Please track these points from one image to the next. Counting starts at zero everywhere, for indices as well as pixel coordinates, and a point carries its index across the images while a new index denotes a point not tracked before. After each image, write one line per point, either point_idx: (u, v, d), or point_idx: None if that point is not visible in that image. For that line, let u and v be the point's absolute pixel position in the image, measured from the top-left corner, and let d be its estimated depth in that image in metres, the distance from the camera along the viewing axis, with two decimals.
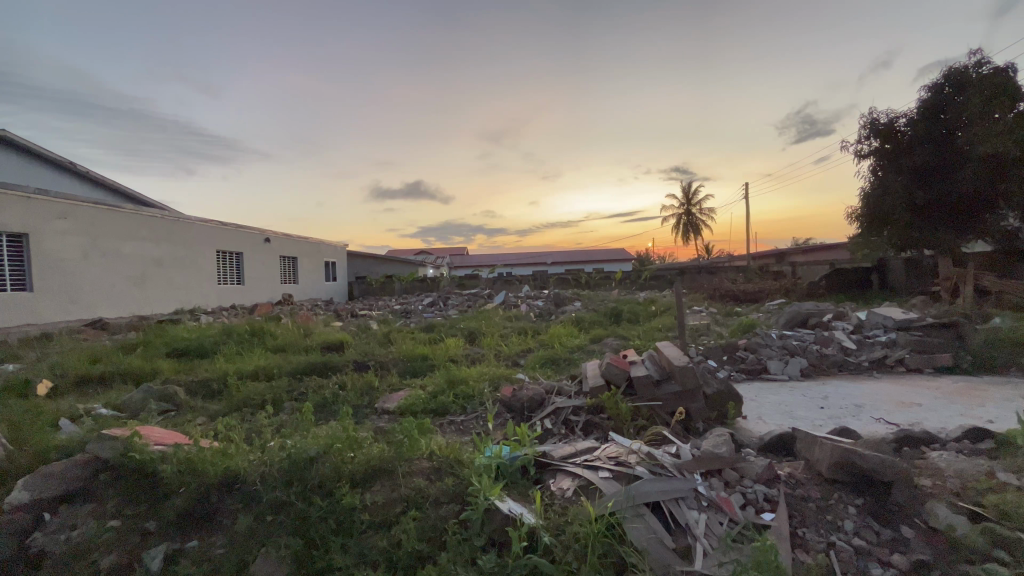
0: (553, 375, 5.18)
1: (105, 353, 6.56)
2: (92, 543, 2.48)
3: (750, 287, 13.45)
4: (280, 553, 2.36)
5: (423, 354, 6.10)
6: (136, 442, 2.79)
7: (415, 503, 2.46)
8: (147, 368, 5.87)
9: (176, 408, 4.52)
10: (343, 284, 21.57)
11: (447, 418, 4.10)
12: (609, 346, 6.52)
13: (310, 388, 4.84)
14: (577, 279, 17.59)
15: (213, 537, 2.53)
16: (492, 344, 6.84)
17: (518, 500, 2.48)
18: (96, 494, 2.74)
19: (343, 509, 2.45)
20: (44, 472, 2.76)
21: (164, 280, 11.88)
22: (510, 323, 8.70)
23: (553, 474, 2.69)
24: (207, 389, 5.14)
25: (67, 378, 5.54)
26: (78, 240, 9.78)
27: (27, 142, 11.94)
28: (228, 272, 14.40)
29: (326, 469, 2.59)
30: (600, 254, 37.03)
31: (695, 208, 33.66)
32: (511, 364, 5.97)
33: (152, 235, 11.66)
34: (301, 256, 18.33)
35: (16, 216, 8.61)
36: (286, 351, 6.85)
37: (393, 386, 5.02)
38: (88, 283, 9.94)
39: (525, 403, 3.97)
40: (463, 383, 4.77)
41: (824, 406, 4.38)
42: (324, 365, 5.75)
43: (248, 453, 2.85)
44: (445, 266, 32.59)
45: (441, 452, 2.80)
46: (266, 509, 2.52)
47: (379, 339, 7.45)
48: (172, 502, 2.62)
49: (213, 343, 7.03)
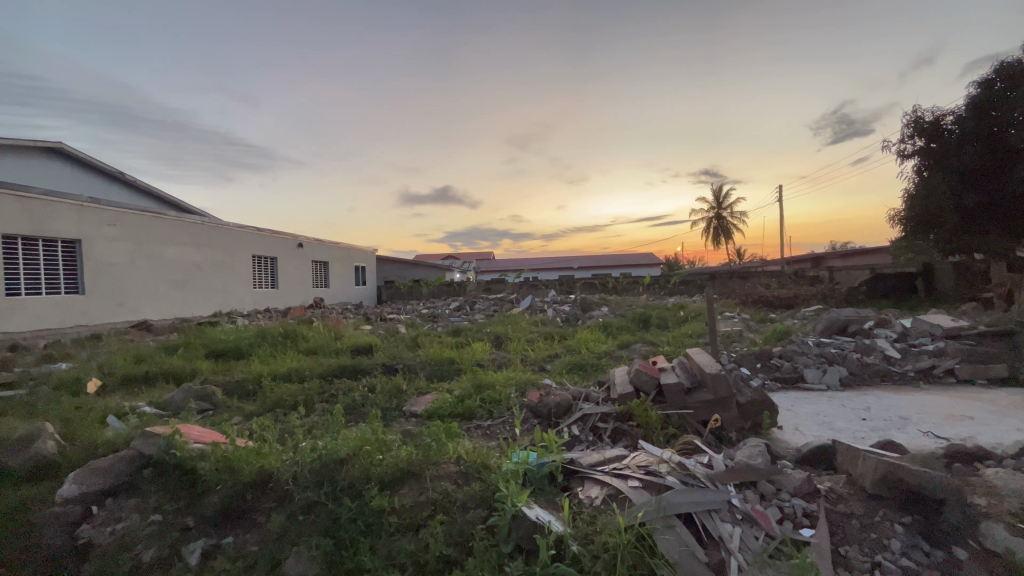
0: (580, 381, 5.11)
1: (150, 353, 6.88)
2: (134, 536, 2.58)
3: (784, 293, 13.04)
4: (312, 552, 2.40)
5: (451, 359, 6.14)
6: (177, 439, 2.91)
7: (443, 507, 2.47)
8: (187, 368, 6.12)
9: (213, 408, 4.68)
10: (373, 288, 21.98)
11: (473, 422, 4.09)
12: (638, 352, 6.40)
13: (341, 391, 4.94)
14: (604, 284, 17.44)
15: (248, 534, 2.59)
16: (518, 349, 6.84)
17: (546, 507, 2.45)
18: (139, 489, 2.85)
19: (371, 511, 2.47)
20: (93, 466, 2.90)
21: (203, 283, 12.37)
22: (537, 327, 8.67)
23: (582, 482, 2.65)
24: (243, 389, 5.31)
25: (115, 377, 5.84)
26: (125, 246, 10.30)
27: (82, 155, 12.70)
28: (262, 276, 14.89)
29: (356, 470, 2.63)
30: (627, 258, 36.59)
31: (726, 211, 32.87)
32: (538, 369, 5.93)
33: (192, 240, 12.16)
34: (333, 261, 18.80)
35: (71, 222, 9.15)
36: (318, 353, 7.03)
37: (420, 390, 5.06)
38: (134, 287, 10.43)
39: (553, 409, 3.92)
40: (490, 387, 4.77)
41: (866, 418, 4.18)
42: (353, 367, 5.85)
43: (282, 453, 2.93)
44: (471, 271, 32.80)
45: (468, 456, 2.81)
46: (299, 508, 2.57)
47: (408, 343, 7.54)
48: (211, 498, 2.70)
49: (248, 346, 7.27)
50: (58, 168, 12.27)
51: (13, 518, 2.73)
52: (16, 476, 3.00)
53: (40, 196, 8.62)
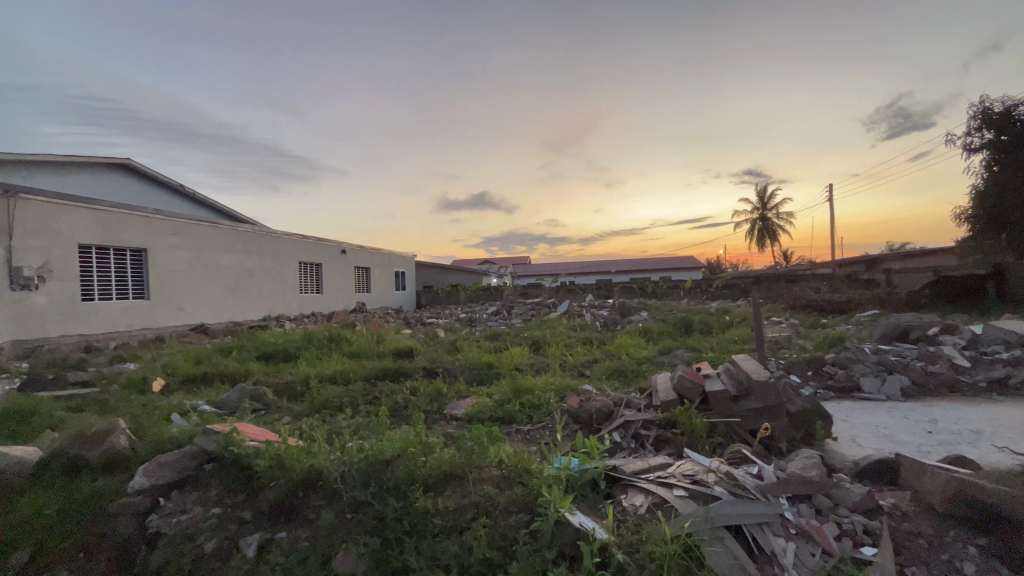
0: (621, 387, 5.05)
1: (207, 355, 7.29)
2: (197, 527, 2.72)
3: (836, 297, 12.39)
4: (360, 550, 2.47)
5: (489, 363, 6.19)
6: (234, 437, 3.07)
7: (486, 510, 2.50)
8: (241, 370, 6.45)
9: (265, 408, 4.90)
10: (412, 293, 22.47)
11: (513, 426, 4.10)
12: (680, 357, 6.25)
13: (384, 393, 5.07)
14: (643, 288, 17.14)
15: (300, 530, 2.69)
16: (557, 354, 6.81)
17: (589, 514, 2.43)
18: (201, 483, 3.01)
19: (416, 512, 2.53)
20: (160, 460, 3.09)
21: (254, 289, 12.99)
22: (575, 332, 8.62)
23: (626, 489, 2.62)
24: (292, 390, 5.54)
25: (177, 377, 6.22)
26: (185, 254, 10.97)
27: (147, 169, 13.63)
28: (308, 282, 15.50)
29: (401, 471, 2.70)
30: (666, 261, 35.79)
31: (771, 212, 31.62)
32: (577, 374, 5.89)
33: (245, 248, 12.81)
34: (374, 267, 19.34)
35: (138, 232, 9.85)
36: (361, 356, 7.25)
37: (460, 394, 5.12)
38: (193, 292, 11.08)
39: (594, 415, 3.88)
40: (529, 392, 4.77)
41: (932, 431, 3.91)
42: (395, 370, 6.00)
43: (330, 452, 3.04)
44: (507, 275, 32.97)
45: (510, 460, 2.83)
46: (346, 506, 2.66)
47: (447, 347, 7.67)
48: (266, 494, 2.83)
49: (296, 349, 7.58)
50: (128, 182, 13.25)
51: (92, 505, 2.96)
52: (94, 468, 3.24)
53: (111, 209, 9.33)
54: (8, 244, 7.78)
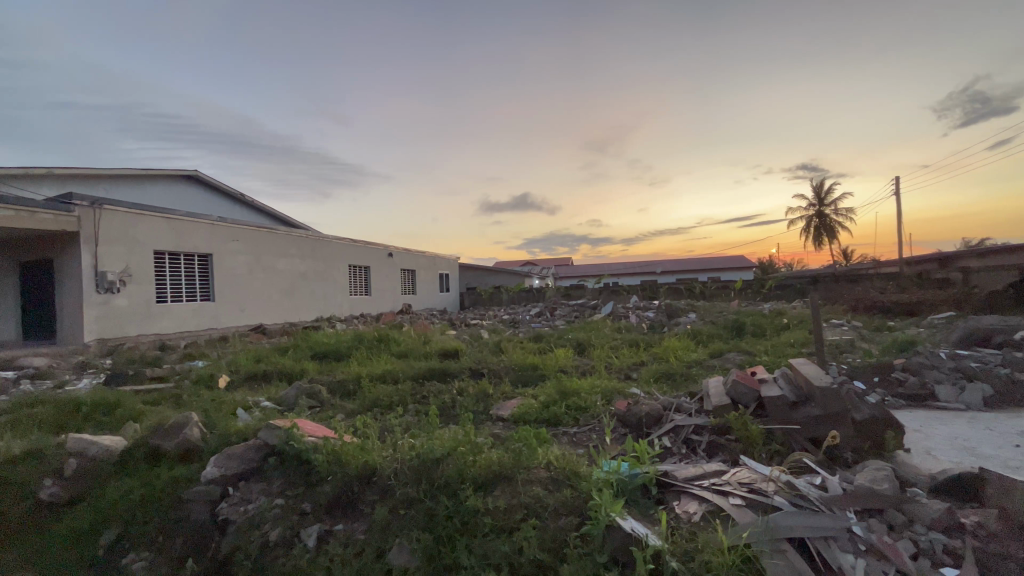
0: (670, 391, 4.92)
1: (266, 354, 7.71)
2: (263, 516, 2.89)
3: (904, 298, 11.55)
4: (413, 545, 2.54)
5: (534, 364, 6.19)
6: (294, 432, 3.23)
7: (535, 511, 2.51)
8: (297, 368, 6.77)
9: (319, 405, 5.13)
10: (455, 294, 22.86)
11: (559, 429, 4.08)
12: (732, 361, 6.02)
13: (432, 393, 5.18)
14: (690, 289, 16.65)
15: (356, 523, 2.80)
16: (602, 356, 6.73)
17: (640, 519, 2.39)
18: (265, 475, 3.19)
19: (467, 511, 2.58)
20: (229, 452, 3.30)
21: (307, 291, 13.63)
22: (620, 334, 8.47)
23: (678, 496, 2.55)
24: (345, 388, 5.77)
25: (240, 374, 6.62)
26: (246, 259, 11.65)
27: (212, 180, 14.57)
28: (357, 284, 16.07)
29: (452, 470, 2.76)
30: (714, 261, 34.59)
31: (829, 208, 29.88)
32: (623, 377, 5.79)
33: (299, 252, 13.44)
34: (419, 269, 19.81)
35: (204, 239, 10.56)
36: (409, 356, 7.45)
37: (506, 395, 5.16)
38: (252, 295, 11.73)
39: (642, 418, 3.80)
40: (575, 394, 4.74)
41: (1020, 445, 3.56)
42: (441, 371, 6.11)
43: (382, 450, 3.14)
44: (550, 276, 32.92)
45: (558, 462, 2.83)
46: (399, 502, 2.74)
47: (492, 348, 7.73)
48: (324, 487, 2.96)
49: (347, 349, 7.89)
50: (195, 192, 14.22)
51: (170, 491, 3.19)
52: (171, 457, 3.50)
53: (181, 217, 10.05)
54: (94, 251, 8.54)
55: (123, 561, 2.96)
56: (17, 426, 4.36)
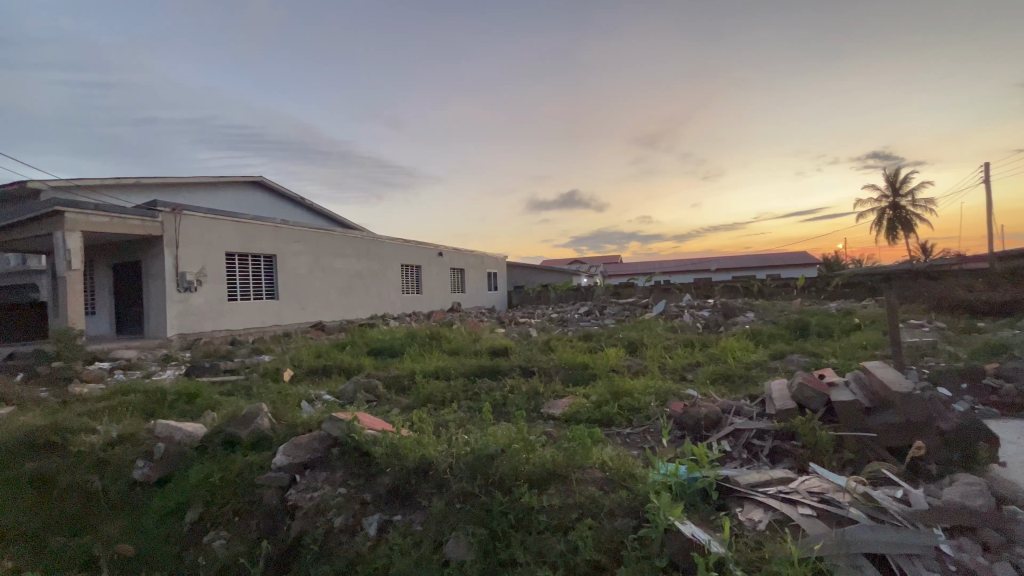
0: (729, 393, 4.72)
1: (326, 350, 8.10)
2: (327, 504, 3.03)
3: (995, 297, 10.46)
4: (469, 539, 2.58)
5: (585, 364, 6.13)
6: (355, 425, 3.38)
7: (591, 511, 2.49)
8: (355, 364, 7.07)
9: (376, 399, 5.33)
10: (503, 292, 23.02)
11: (612, 429, 4.01)
12: (796, 363, 5.69)
13: (483, 390, 5.24)
14: (748, 287, 15.89)
15: (414, 514, 2.89)
16: (655, 356, 6.56)
17: (700, 524, 2.32)
18: (329, 464, 3.35)
19: (522, 508, 2.59)
20: (296, 441, 3.49)
21: (363, 289, 14.18)
22: (673, 334, 8.23)
23: (741, 502, 2.46)
24: (400, 383, 5.96)
25: (302, 369, 6.99)
26: (306, 259, 12.27)
27: (276, 185, 15.47)
28: (409, 283, 16.55)
29: (506, 467, 2.79)
30: (774, 258, 32.80)
31: (905, 199, 27.55)
32: (678, 378, 5.62)
33: (355, 252, 14.01)
34: (468, 268, 20.12)
35: (269, 240, 11.22)
36: (460, 353, 7.59)
37: (557, 394, 5.14)
38: (312, 293, 12.35)
39: (700, 421, 3.66)
40: (628, 394, 4.64)
41: None
42: (492, 368, 6.17)
43: (438, 444, 3.23)
44: (598, 275, 32.46)
45: (613, 463, 2.79)
46: (456, 496, 2.80)
47: (542, 347, 7.72)
48: (384, 478, 3.07)
49: (401, 345, 8.14)
50: (262, 197, 15.16)
51: (245, 476, 3.43)
52: (245, 444, 3.75)
53: (249, 221, 10.75)
54: (175, 253, 9.30)
55: (205, 538, 3.21)
56: (113, 411, 4.83)
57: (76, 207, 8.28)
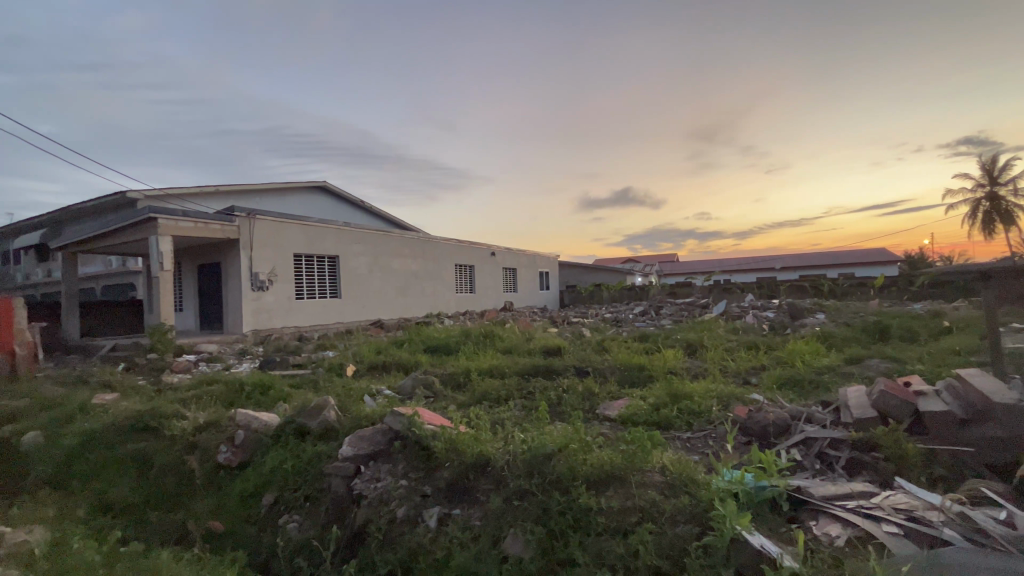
0: (798, 399, 4.46)
1: (386, 347, 8.43)
2: (390, 495, 3.15)
3: None
4: (527, 537, 2.60)
5: (641, 365, 5.99)
6: (416, 419, 3.49)
7: (651, 516, 2.44)
8: (413, 360, 7.30)
9: (434, 395, 5.48)
10: (555, 292, 22.95)
11: (671, 433, 3.90)
12: (875, 368, 5.28)
13: (538, 389, 5.25)
14: (818, 287, 14.89)
15: (472, 509, 2.95)
16: (716, 358, 6.30)
17: (769, 537, 2.22)
18: (391, 456, 3.48)
19: (580, 508, 2.58)
20: (360, 433, 3.66)
21: (419, 289, 14.63)
22: (736, 335, 7.86)
23: (815, 516, 2.32)
24: (456, 380, 6.09)
25: (364, 364, 7.31)
26: (367, 259, 12.82)
27: (338, 189, 16.27)
28: (462, 282, 16.89)
29: (564, 466, 2.79)
30: (848, 255, 30.48)
31: (1004, 189, 24.73)
32: (741, 382, 5.37)
33: (411, 253, 14.46)
34: (520, 268, 20.23)
35: (333, 242, 11.83)
36: (514, 352, 7.64)
37: (612, 395, 5.06)
38: (372, 292, 12.89)
39: (768, 427, 3.47)
40: (688, 398, 4.48)
41: None
42: (546, 367, 6.17)
43: (495, 441, 3.28)
44: (653, 274, 31.60)
45: (674, 467, 2.71)
46: (513, 493, 2.83)
47: (596, 347, 7.63)
48: (443, 472, 3.16)
49: (456, 343, 8.32)
50: (326, 201, 16.00)
51: (315, 465, 3.64)
52: (314, 434, 3.98)
53: (315, 224, 11.38)
54: (250, 255, 10.02)
55: (280, 520, 3.44)
56: (200, 400, 5.29)
57: (167, 214, 9.13)
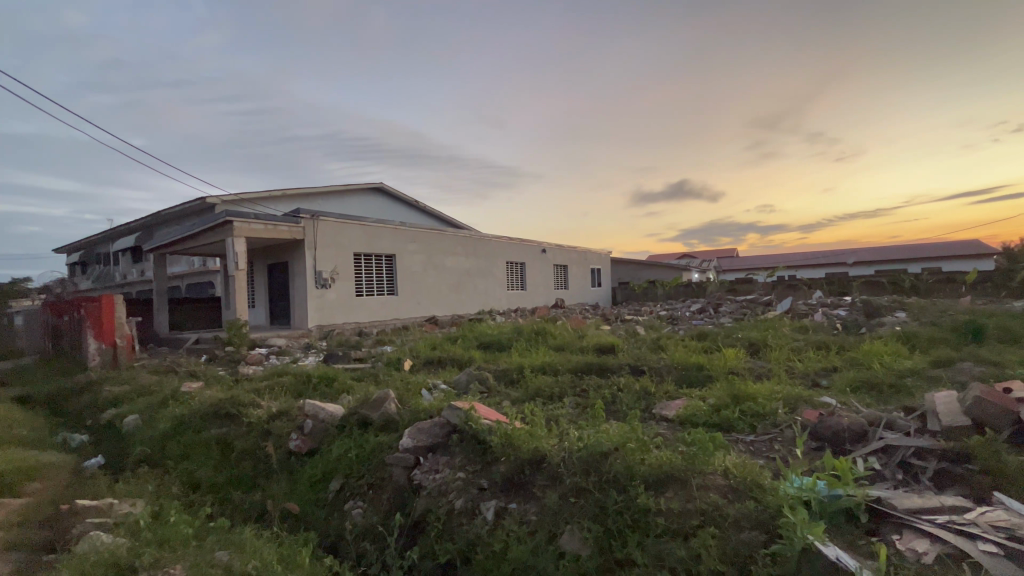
0: (876, 403, 4.14)
1: (440, 342, 8.65)
2: (448, 486, 3.24)
3: None
4: (584, 534, 2.60)
5: (700, 364, 5.79)
6: (472, 414, 3.58)
7: (713, 519, 2.37)
8: (467, 356, 7.44)
9: (488, 390, 5.57)
10: (607, 289, 22.58)
11: (733, 435, 3.75)
12: (967, 372, 4.80)
13: (592, 387, 5.21)
14: (897, 283, 13.70)
15: (529, 504, 2.97)
16: (781, 358, 5.98)
17: (846, 549, 2.09)
18: (449, 449, 3.58)
19: (638, 508, 2.55)
20: (420, 426, 3.80)
21: (471, 286, 14.88)
22: (803, 335, 7.41)
23: (899, 530, 2.17)
24: (509, 376, 6.15)
25: (420, 359, 7.55)
26: (421, 257, 13.18)
27: (394, 190, 16.83)
28: (513, 279, 17.00)
29: (621, 465, 2.76)
30: (933, 248, 27.82)
31: None
32: (810, 384, 5.06)
33: (464, 250, 14.73)
34: (571, 264, 20.08)
35: (390, 241, 12.26)
36: (566, 349, 7.61)
37: (669, 394, 4.93)
38: (427, 289, 13.25)
39: (842, 432, 3.26)
40: (751, 399, 4.28)
41: None
42: (600, 365, 6.10)
43: (550, 438, 3.30)
44: (711, 270, 30.33)
45: (738, 471, 2.62)
46: (569, 490, 2.83)
47: (651, 345, 7.45)
48: (500, 466, 3.21)
49: (508, 340, 8.40)
50: (382, 202, 16.62)
51: (378, 454, 3.82)
52: (376, 425, 4.16)
53: (373, 224, 11.85)
54: (314, 255, 10.60)
55: (346, 505, 3.63)
56: (273, 390, 5.68)
57: (241, 217, 9.82)
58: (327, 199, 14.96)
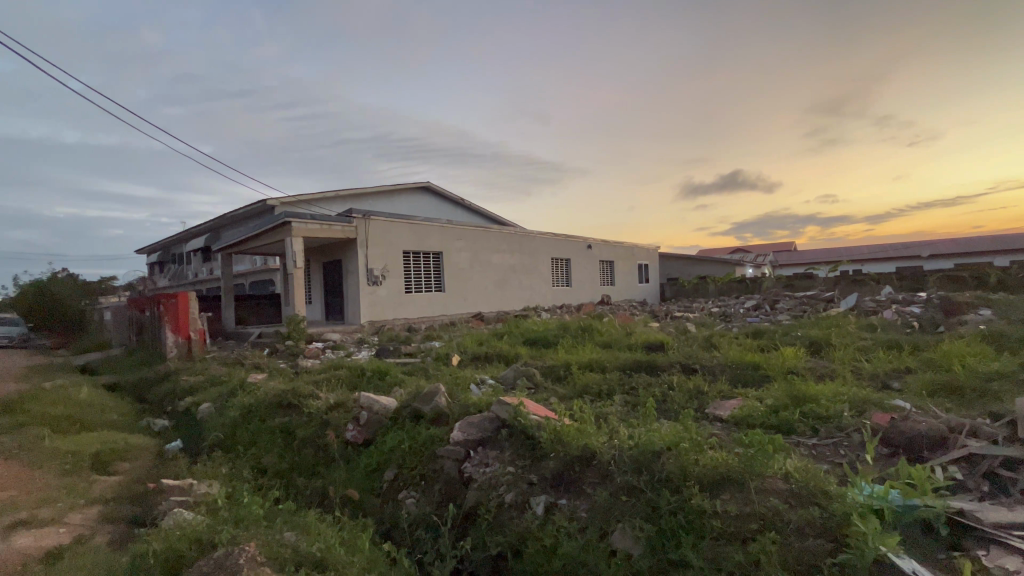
0: (955, 408, 3.82)
1: (487, 338, 8.76)
2: (498, 479, 3.29)
3: None
4: (636, 533, 2.56)
5: (755, 363, 5.55)
6: (521, 410, 3.62)
7: (773, 524, 2.28)
8: (513, 352, 7.50)
9: (535, 386, 5.60)
10: (656, 285, 22.03)
11: (794, 437, 3.58)
12: None
13: (641, 385, 5.12)
14: (982, 278, 12.47)
15: (579, 500, 2.97)
16: (846, 358, 5.63)
17: (923, 563, 1.97)
18: (498, 444, 3.63)
19: (692, 509, 2.49)
20: (470, 420, 3.88)
21: (516, 282, 14.96)
22: (871, 333, 6.93)
23: (985, 545, 2.01)
24: (556, 372, 6.14)
25: (468, 355, 7.68)
26: (468, 254, 13.38)
27: (440, 189, 17.15)
28: (558, 275, 16.92)
29: (673, 466, 2.71)
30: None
31: None
32: (879, 386, 4.74)
33: (509, 247, 14.82)
34: (618, 260, 19.74)
35: (437, 239, 12.53)
36: (613, 346, 7.51)
37: (723, 394, 4.77)
38: (473, 285, 13.44)
39: (918, 438, 3.04)
40: (813, 400, 4.07)
41: None
42: (649, 363, 5.97)
43: (600, 435, 3.27)
44: (767, 265, 28.85)
45: (800, 474, 2.49)
46: (620, 488, 2.81)
47: (703, 343, 7.21)
48: (549, 462, 3.23)
49: (554, 336, 8.39)
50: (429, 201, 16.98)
51: (429, 446, 3.93)
52: (427, 418, 4.27)
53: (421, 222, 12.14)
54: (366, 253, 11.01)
55: (400, 494, 3.77)
56: (331, 382, 5.98)
57: (299, 218, 10.33)
58: (378, 199, 15.47)
